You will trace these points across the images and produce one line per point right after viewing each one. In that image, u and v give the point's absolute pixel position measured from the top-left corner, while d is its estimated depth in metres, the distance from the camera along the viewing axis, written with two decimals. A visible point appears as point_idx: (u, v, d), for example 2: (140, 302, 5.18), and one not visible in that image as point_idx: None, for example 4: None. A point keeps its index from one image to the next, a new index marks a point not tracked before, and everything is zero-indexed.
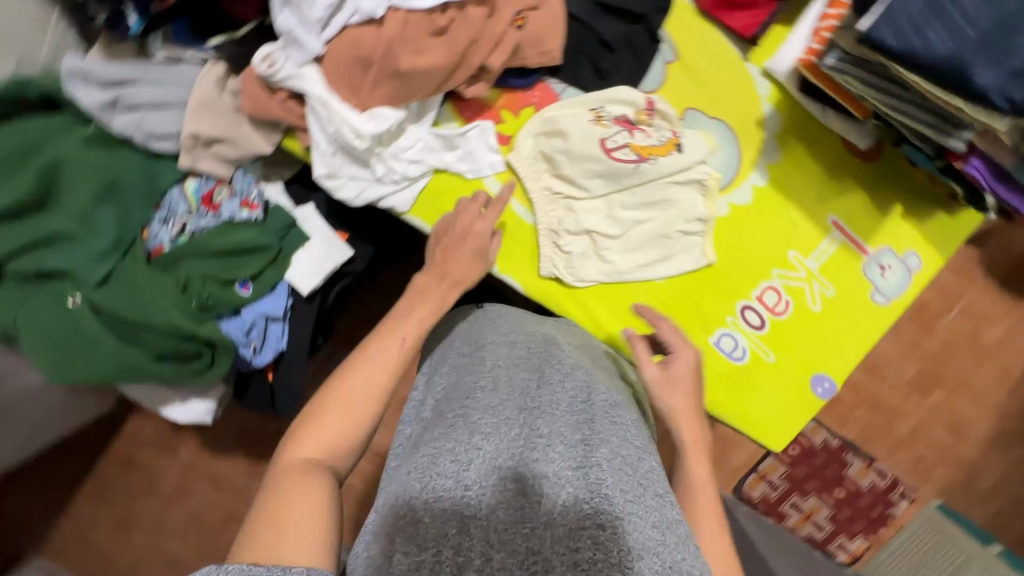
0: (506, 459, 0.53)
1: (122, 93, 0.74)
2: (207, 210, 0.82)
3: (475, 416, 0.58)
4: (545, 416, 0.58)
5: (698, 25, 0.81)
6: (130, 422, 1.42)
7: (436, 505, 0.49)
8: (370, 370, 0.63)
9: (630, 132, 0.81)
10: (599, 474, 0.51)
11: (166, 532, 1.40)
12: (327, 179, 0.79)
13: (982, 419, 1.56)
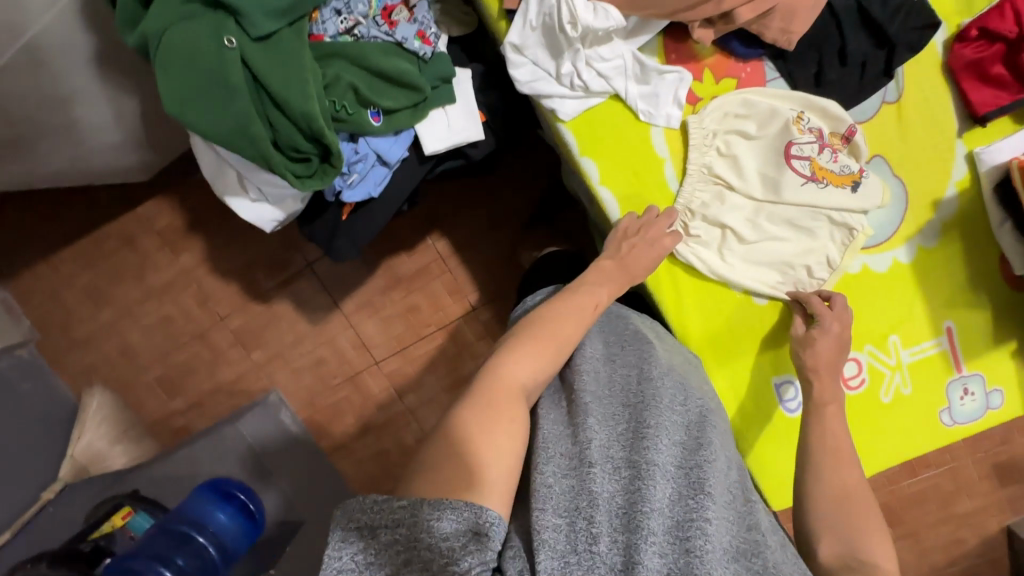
0: (620, 450, 0.61)
1: None
2: (382, 24, 0.77)
3: (585, 401, 0.66)
4: (650, 410, 0.65)
5: (935, 79, 0.77)
6: (147, 204, 1.34)
7: (566, 475, 0.57)
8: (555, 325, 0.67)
9: (819, 148, 0.78)
10: (700, 474, 0.61)
11: (134, 322, 1.37)
12: (513, 50, 0.75)
13: (912, 571, 1.70)
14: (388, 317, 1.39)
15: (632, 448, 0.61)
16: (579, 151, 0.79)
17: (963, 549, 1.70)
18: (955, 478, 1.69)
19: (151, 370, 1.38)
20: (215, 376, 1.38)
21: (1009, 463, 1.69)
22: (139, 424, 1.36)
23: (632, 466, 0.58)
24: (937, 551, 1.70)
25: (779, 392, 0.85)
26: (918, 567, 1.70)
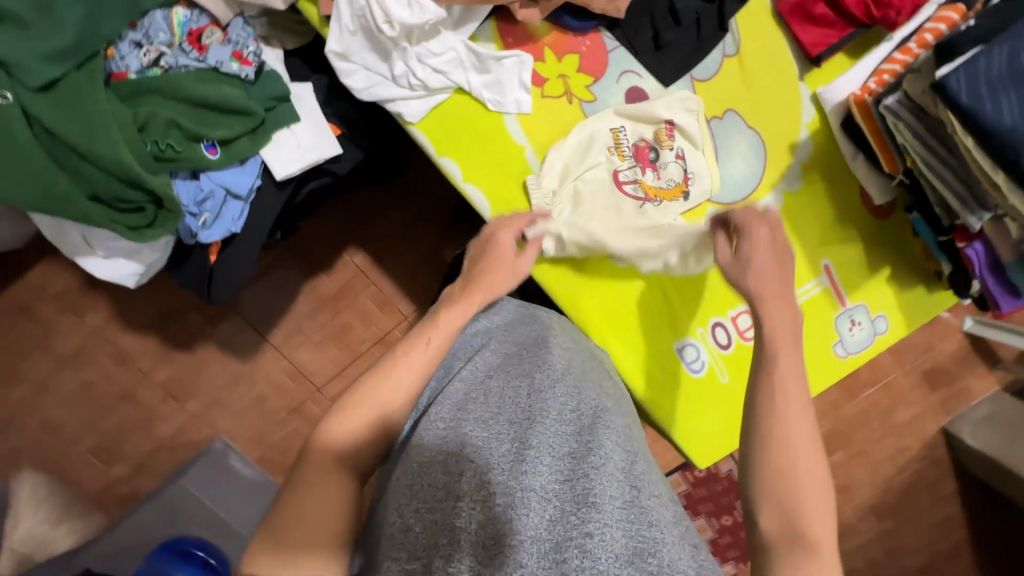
0: (499, 474, 0.59)
1: None
2: (191, 50, 0.71)
3: (466, 427, 0.64)
4: (535, 426, 0.64)
5: (768, 27, 0.78)
6: (35, 270, 1.22)
7: (433, 510, 0.58)
8: (396, 372, 0.61)
9: (643, 168, 0.79)
10: (586, 483, 0.59)
11: (51, 397, 1.26)
12: (338, 59, 0.70)
13: (868, 486, 1.79)
14: (318, 343, 1.33)
15: (511, 471, 0.59)
16: (435, 151, 0.76)
17: (909, 456, 1.80)
18: (891, 392, 1.78)
19: (83, 441, 1.28)
20: (153, 435, 1.30)
21: (938, 368, 1.79)
22: (81, 499, 1.28)
23: (508, 492, 0.57)
24: (887, 463, 1.79)
25: (683, 355, 0.87)
26: (873, 480, 1.79)
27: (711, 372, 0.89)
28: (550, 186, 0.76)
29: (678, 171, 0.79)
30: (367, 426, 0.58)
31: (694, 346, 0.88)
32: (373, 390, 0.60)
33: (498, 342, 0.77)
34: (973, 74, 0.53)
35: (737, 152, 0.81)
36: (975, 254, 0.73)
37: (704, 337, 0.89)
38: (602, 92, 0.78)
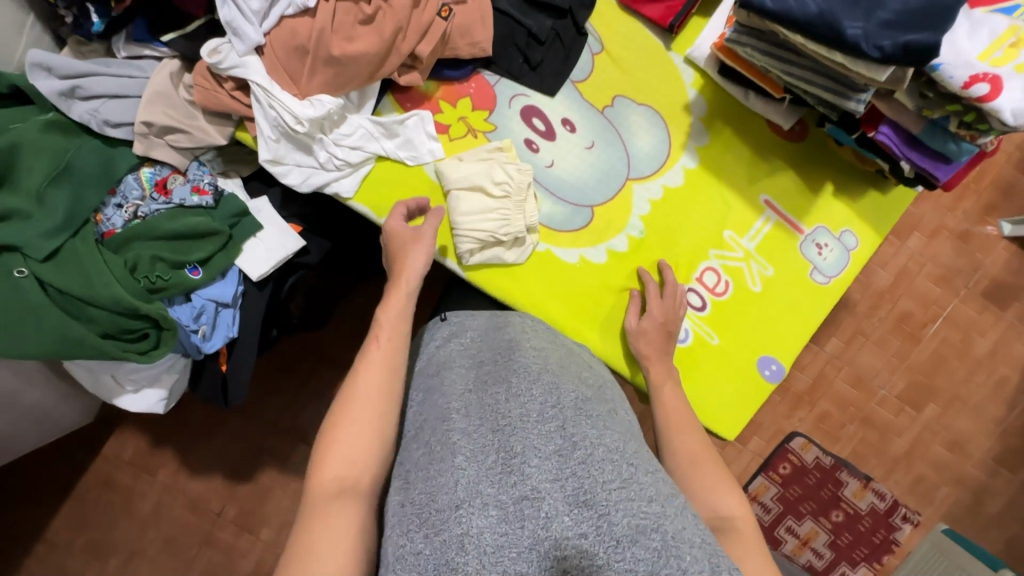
0: (490, 485, 0.55)
1: (81, 84, 0.79)
2: (159, 197, 0.86)
3: (451, 441, 0.61)
4: (518, 430, 0.59)
5: (621, 19, 0.86)
6: (109, 443, 1.35)
7: (429, 534, 0.54)
8: (350, 420, 0.64)
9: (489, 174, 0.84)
10: (577, 480, 0.53)
11: (143, 558, 1.34)
12: (272, 164, 0.83)
13: (981, 434, 1.59)
14: None
15: (502, 480, 0.55)
16: (376, 214, 0.86)
17: (1011, 386, 1.59)
18: (959, 325, 1.60)
19: None
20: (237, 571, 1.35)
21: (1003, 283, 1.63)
22: None
23: (503, 503, 0.53)
24: (989, 401, 1.59)
25: None
26: (981, 425, 1.59)
27: (698, 338, 0.90)
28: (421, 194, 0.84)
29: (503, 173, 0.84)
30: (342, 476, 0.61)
31: None
32: (347, 432, 0.63)
33: (470, 357, 0.75)
34: None
35: (638, 128, 0.88)
36: (886, 137, 0.72)
37: None
38: (499, 120, 0.88)
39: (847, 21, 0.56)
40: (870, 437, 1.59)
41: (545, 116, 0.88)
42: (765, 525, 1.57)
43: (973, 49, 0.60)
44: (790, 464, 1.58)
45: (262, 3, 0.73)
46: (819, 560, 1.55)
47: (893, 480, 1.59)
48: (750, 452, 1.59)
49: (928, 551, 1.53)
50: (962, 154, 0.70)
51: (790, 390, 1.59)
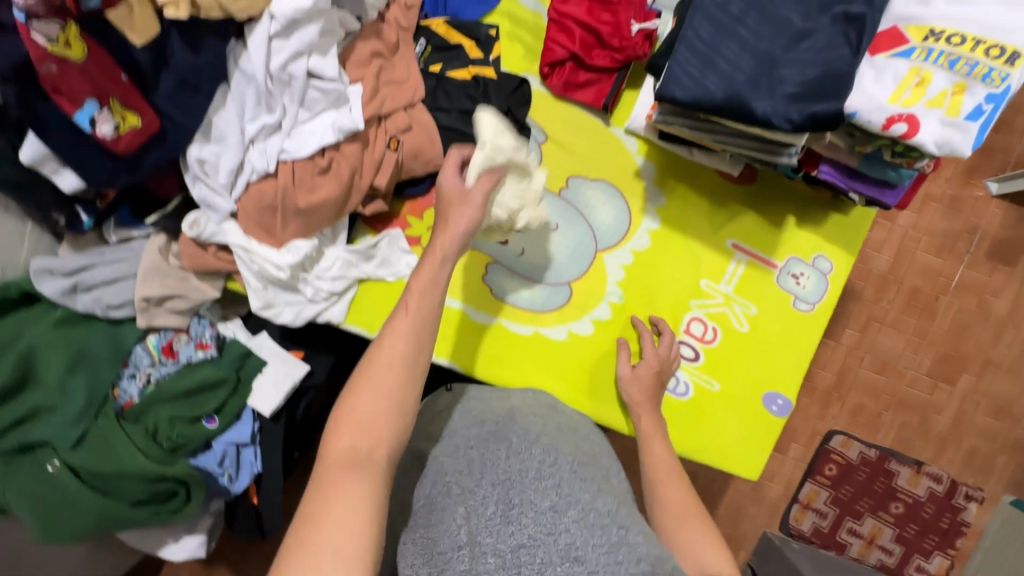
0: (487, 535, 0.56)
1: (80, 278, 0.85)
2: (167, 359, 0.91)
3: (449, 492, 0.62)
4: (513, 483, 0.60)
5: (559, 106, 0.91)
6: None
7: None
8: (368, 385, 0.58)
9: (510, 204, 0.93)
10: (569, 536, 0.55)
11: None
12: (264, 309, 0.88)
13: None
14: None
15: (499, 529, 0.56)
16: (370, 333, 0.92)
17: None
18: (971, 291, 1.53)
19: None
20: None
21: None
22: None
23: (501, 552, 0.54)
24: None
25: None
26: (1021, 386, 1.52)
27: (699, 387, 0.92)
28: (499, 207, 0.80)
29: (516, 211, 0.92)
30: (359, 441, 0.56)
31: None
32: (364, 396, 0.58)
33: (472, 417, 0.76)
34: (677, 81, 0.63)
35: (596, 202, 0.92)
36: (829, 175, 0.75)
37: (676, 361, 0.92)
38: None
39: (755, 101, 0.60)
40: (910, 422, 1.54)
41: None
42: (824, 532, 1.53)
43: (883, 94, 0.63)
44: (836, 466, 1.53)
45: (229, 176, 0.78)
46: (891, 557, 1.51)
47: (944, 461, 1.53)
48: (792, 459, 1.55)
49: (1000, 525, 1.48)
50: (903, 178, 0.72)
51: (817, 390, 1.55)
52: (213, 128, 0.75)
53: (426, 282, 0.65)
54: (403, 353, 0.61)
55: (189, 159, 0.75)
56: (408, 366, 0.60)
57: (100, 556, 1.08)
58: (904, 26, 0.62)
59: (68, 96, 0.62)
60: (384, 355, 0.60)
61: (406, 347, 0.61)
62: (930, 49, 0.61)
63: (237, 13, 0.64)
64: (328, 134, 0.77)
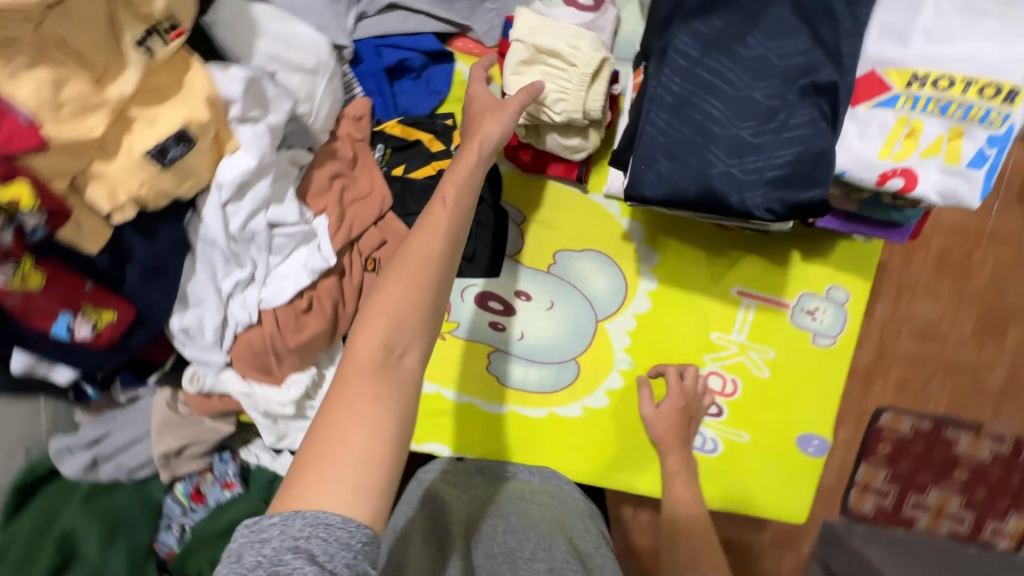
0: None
1: (99, 449, 0.87)
2: (197, 505, 0.93)
3: (447, 552, 0.68)
4: (512, 560, 0.67)
5: (531, 183, 0.87)
6: None
7: None
8: (405, 284, 0.58)
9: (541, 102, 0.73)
10: None
11: None
12: (279, 441, 0.90)
13: None
14: None
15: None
16: None
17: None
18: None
19: None
20: None
21: None
22: None
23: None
24: None
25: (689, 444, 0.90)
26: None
27: (727, 442, 0.89)
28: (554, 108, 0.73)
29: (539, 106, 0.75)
30: (384, 339, 0.56)
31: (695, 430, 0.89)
32: (395, 292, 0.58)
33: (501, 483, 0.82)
34: (645, 180, 0.58)
35: (588, 273, 0.88)
36: (827, 224, 0.70)
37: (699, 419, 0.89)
38: (459, 316, 0.91)
39: (733, 193, 0.55)
40: (960, 385, 1.36)
41: (499, 296, 0.90)
42: (889, 510, 1.41)
43: (871, 150, 0.58)
44: (890, 443, 1.37)
45: (215, 334, 0.77)
46: (962, 526, 1.39)
47: (1007, 418, 1.36)
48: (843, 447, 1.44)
49: None
50: (909, 218, 0.66)
51: (857, 370, 1.37)
52: (189, 295, 0.74)
53: (467, 184, 0.64)
54: (436, 259, 0.60)
55: (173, 328, 0.75)
56: (443, 267, 0.60)
57: None
58: (882, 72, 0.56)
59: (40, 315, 0.62)
60: (419, 246, 0.60)
61: (442, 262, 0.60)
62: (917, 96, 0.55)
63: (184, 195, 0.63)
64: (302, 277, 0.75)
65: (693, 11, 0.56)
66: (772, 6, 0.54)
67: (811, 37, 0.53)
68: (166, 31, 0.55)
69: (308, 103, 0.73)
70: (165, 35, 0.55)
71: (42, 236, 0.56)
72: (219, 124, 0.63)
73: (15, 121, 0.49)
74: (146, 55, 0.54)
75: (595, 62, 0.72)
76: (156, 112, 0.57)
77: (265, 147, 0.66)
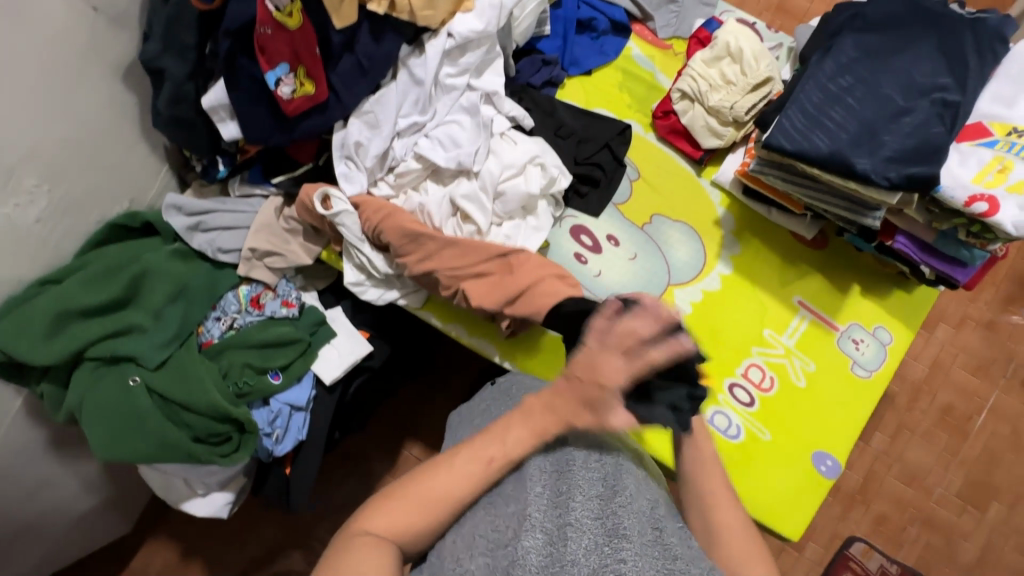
0: (536, 508, 0.62)
1: (204, 219, 0.94)
2: (253, 310, 0.96)
3: (503, 481, 0.67)
4: (563, 473, 0.65)
5: (656, 153, 1.01)
6: (138, 554, 1.26)
7: (483, 554, 0.60)
8: (415, 496, 0.61)
9: (711, 90, 0.93)
10: (616, 520, 0.61)
11: None
12: (354, 285, 0.92)
13: None
14: None
15: (543, 542, 0.59)
16: (443, 322, 0.94)
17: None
18: (1005, 416, 1.39)
19: None
20: None
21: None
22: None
23: (546, 527, 0.60)
24: None
25: (715, 425, 0.93)
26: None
27: (751, 434, 0.93)
28: (720, 96, 0.92)
29: (708, 94, 0.93)
30: (404, 521, 0.59)
31: (723, 413, 0.93)
32: (398, 504, 0.60)
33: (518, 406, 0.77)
34: (784, 132, 0.71)
35: (675, 242, 0.99)
36: (904, 245, 0.81)
37: (729, 403, 0.94)
38: (552, 237, 0.98)
39: (856, 158, 0.68)
40: (934, 542, 1.35)
41: (592, 232, 0.99)
42: None
43: (967, 174, 0.70)
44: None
45: (373, 159, 0.88)
46: None
47: None
48: (809, 559, 1.35)
49: None
50: (976, 258, 0.79)
51: (842, 490, 1.38)
52: (367, 113, 0.86)
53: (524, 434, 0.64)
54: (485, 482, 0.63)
55: (337, 132, 0.87)
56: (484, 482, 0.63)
57: (101, 504, 1.07)
58: (989, 121, 0.71)
59: (268, 57, 0.76)
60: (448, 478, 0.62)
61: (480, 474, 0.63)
62: (1012, 143, 0.70)
63: (420, 19, 0.80)
64: (459, 156, 0.87)
65: (861, 28, 0.73)
66: (920, 40, 0.71)
67: (946, 70, 0.70)
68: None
69: (519, 11, 0.91)
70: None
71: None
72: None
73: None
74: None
75: (771, 76, 0.91)
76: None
77: (491, 18, 0.85)
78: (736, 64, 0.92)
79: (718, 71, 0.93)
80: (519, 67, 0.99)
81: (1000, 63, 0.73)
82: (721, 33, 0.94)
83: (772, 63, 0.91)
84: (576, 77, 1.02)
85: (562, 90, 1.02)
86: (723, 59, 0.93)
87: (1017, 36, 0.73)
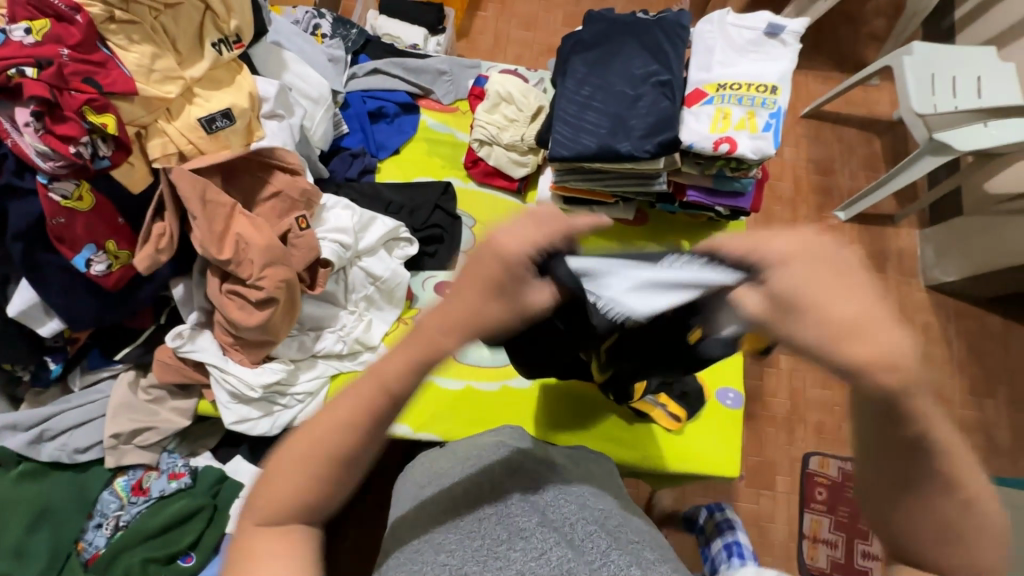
0: (474, 565, 0.56)
1: (46, 425, 0.86)
2: (138, 498, 0.88)
3: (438, 536, 0.61)
4: (506, 521, 0.61)
5: (481, 197, 1.11)
6: None
7: None
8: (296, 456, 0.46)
9: (500, 131, 1.06)
10: (560, 560, 0.56)
11: None
12: (238, 424, 0.91)
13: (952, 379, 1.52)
14: None
15: (487, 561, 0.57)
16: None
17: (941, 325, 1.56)
18: None
19: None
20: None
21: (885, 237, 1.65)
22: None
23: (489, 546, 0.58)
24: (932, 346, 1.54)
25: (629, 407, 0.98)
26: (943, 370, 1.52)
27: None
28: (509, 134, 1.06)
29: (501, 135, 1.06)
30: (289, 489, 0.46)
31: None
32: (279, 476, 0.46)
33: (458, 462, 0.73)
34: (560, 145, 0.85)
35: None
36: (696, 197, 0.97)
37: None
38: (419, 302, 1.04)
39: (618, 144, 0.82)
40: None
41: (454, 285, 1.06)
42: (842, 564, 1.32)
43: (704, 127, 0.87)
44: (825, 488, 1.38)
45: None
46: None
47: None
48: (784, 493, 1.39)
49: None
50: (746, 186, 0.95)
51: (778, 417, 1.46)
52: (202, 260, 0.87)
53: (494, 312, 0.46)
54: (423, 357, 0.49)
55: (176, 285, 0.87)
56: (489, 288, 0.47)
57: None
58: (701, 85, 0.89)
59: (69, 244, 0.75)
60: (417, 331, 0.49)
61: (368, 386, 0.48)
62: (722, 95, 0.87)
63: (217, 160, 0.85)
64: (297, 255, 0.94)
65: (581, 51, 0.90)
66: (626, 44, 0.89)
67: (653, 59, 0.87)
68: (231, 44, 0.86)
69: (310, 122, 1.00)
70: (230, 45, 0.86)
71: (103, 168, 0.75)
72: (254, 116, 0.88)
73: (120, 73, 0.74)
74: (215, 53, 0.84)
75: (541, 106, 1.07)
76: (212, 94, 0.84)
77: (283, 136, 0.91)
78: (510, 105, 1.07)
79: (500, 115, 1.07)
80: (332, 167, 1.07)
81: (689, 45, 0.93)
82: (490, 85, 1.08)
83: (539, 95, 1.08)
84: (388, 159, 1.11)
85: (379, 174, 1.11)
86: (500, 103, 1.07)
87: (693, 20, 0.93)
